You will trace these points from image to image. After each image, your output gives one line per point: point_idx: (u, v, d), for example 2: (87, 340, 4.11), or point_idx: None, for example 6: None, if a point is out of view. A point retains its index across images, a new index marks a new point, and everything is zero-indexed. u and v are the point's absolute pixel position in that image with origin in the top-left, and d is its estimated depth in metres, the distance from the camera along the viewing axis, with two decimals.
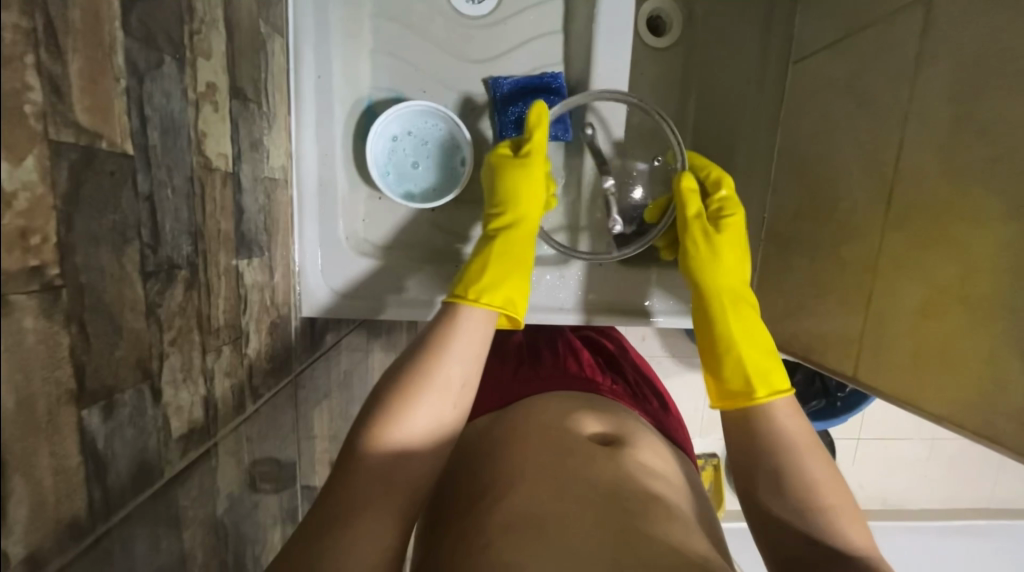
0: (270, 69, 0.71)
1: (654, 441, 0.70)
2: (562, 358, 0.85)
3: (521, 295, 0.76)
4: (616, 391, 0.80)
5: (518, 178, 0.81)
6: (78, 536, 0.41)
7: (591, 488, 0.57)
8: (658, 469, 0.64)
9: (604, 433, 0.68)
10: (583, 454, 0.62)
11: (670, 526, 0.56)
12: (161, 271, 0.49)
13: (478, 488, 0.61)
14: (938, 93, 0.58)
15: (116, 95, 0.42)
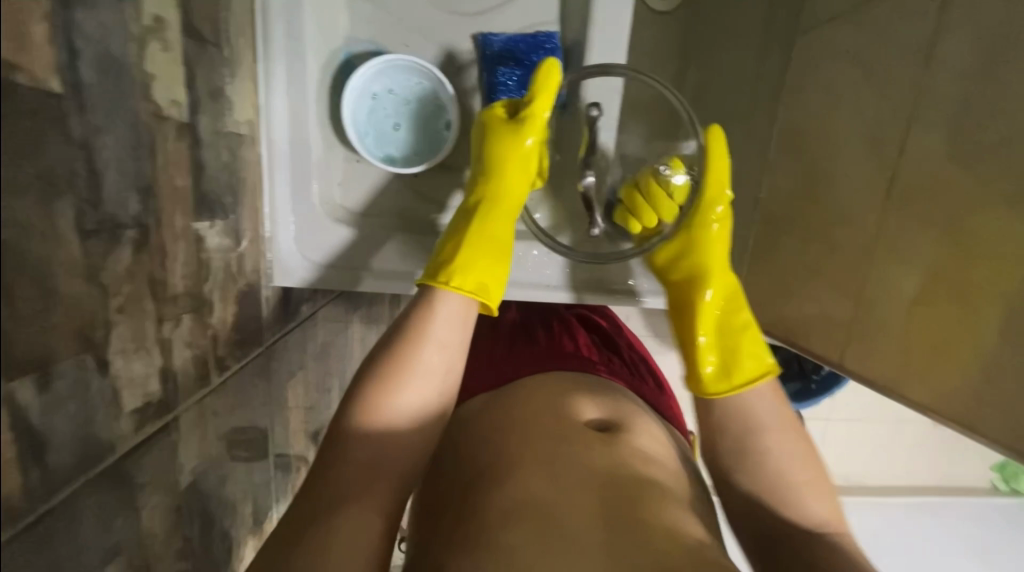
0: (232, 9, 0.64)
1: (651, 423, 0.68)
2: (556, 338, 0.81)
3: (500, 271, 0.70)
4: (613, 370, 0.79)
5: (510, 147, 0.74)
6: (13, 518, 0.37)
7: (585, 473, 0.55)
8: (657, 455, 0.62)
9: (602, 419, 0.65)
10: (578, 441, 0.58)
11: (667, 508, 0.54)
12: (103, 230, 0.44)
13: (467, 479, 0.58)
14: (951, 70, 0.55)
15: (36, 19, 0.36)
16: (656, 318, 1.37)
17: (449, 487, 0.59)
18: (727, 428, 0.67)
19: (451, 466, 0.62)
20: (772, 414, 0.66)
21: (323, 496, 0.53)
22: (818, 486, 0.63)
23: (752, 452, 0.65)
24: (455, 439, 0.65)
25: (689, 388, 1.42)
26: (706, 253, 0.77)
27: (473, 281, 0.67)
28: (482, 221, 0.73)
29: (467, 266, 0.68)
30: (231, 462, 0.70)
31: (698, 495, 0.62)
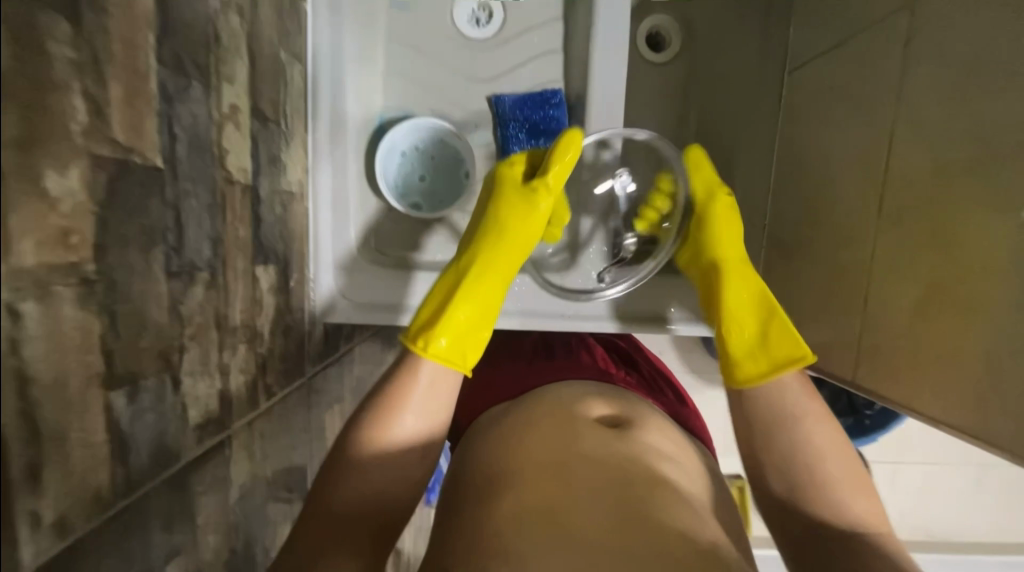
0: (289, 93, 0.78)
1: (663, 422, 0.70)
2: (574, 352, 0.86)
3: (480, 337, 0.73)
4: (630, 382, 0.81)
5: (517, 209, 0.80)
6: (103, 507, 0.45)
7: (600, 473, 0.57)
8: (668, 452, 0.64)
9: (612, 415, 0.69)
10: (590, 440, 0.61)
11: (680, 512, 0.55)
12: (183, 272, 0.55)
13: (483, 478, 0.61)
14: (924, 98, 0.59)
15: (149, 115, 0.48)
16: (683, 351, 1.37)
17: (463, 482, 0.63)
18: (759, 421, 0.69)
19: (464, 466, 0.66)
20: (803, 405, 0.68)
21: (343, 487, 0.60)
22: (853, 483, 0.63)
23: (785, 445, 0.66)
24: (473, 439, 0.70)
25: (724, 423, 1.39)
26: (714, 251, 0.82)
27: (456, 347, 0.70)
28: (480, 272, 0.77)
29: (450, 329, 0.70)
30: (274, 482, 0.77)
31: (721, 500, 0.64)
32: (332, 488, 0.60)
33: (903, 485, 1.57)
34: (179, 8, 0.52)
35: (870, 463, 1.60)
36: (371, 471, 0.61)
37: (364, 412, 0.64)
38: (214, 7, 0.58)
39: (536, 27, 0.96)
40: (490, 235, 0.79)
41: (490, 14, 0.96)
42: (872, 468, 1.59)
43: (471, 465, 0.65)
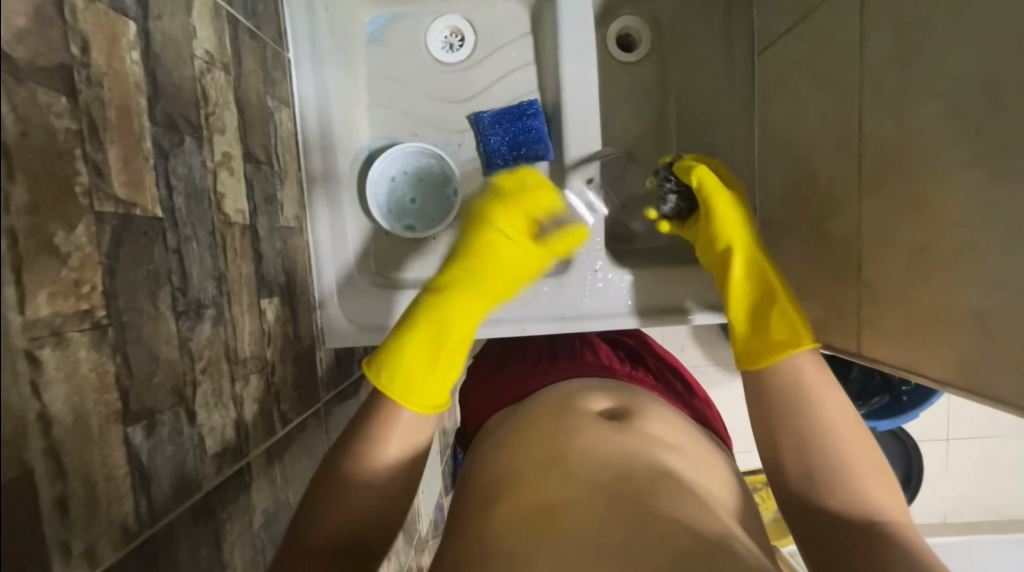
0: (279, 136, 0.83)
1: (662, 411, 0.73)
2: (579, 352, 0.87)
3: (453, 369, 0.70)
4: (634, 375, 0.84)
5: (505, 255, 0.78)
6: (130, 536, 0.48)
7: (601, 467, 0.60)
8: (670, 442, 0.67)
9: (612, 409, 0.73)
10: (592, 434, 0.65)
11: (682, 502, 0.56)
12: (190, 310, 0.59)
13: (493, 479, 0.64)
14: (888, 60, 0.59)
15: (147, 170, 0.53)
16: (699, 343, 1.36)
17: (473, 486, 0.66)
18: (775, 407, 0.70)
19: (474, 470, 0.69)
20: (821, 389, 0.68)
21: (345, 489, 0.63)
22: (874, 471, 0.65)
23: (802, 435, 0.67)
24: (484, 443, 0.74)
25: None
26: (728, 233, 0.79)
27: (424, 389, 0.68)
28: (462, 318, 0.73)
29: (416, 369, 0.68)
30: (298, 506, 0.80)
31: (726, 485, 0.67)
32: (333, 492, 0.63)
33: (952, 459, 1.53)
34: (167, 72, 0.57)
35: (913, 442, 1.52)
36: (377, 470, 0.64)
37: (366, 418, 0.67)
38: (200, 67, 0.63)
39: (507, 43, 1.00)
40: (469, 264, 0.77)
41: (461, 39, 1.00)
42: (916, 446, 1.51)
43: (481, 470, 0.68)
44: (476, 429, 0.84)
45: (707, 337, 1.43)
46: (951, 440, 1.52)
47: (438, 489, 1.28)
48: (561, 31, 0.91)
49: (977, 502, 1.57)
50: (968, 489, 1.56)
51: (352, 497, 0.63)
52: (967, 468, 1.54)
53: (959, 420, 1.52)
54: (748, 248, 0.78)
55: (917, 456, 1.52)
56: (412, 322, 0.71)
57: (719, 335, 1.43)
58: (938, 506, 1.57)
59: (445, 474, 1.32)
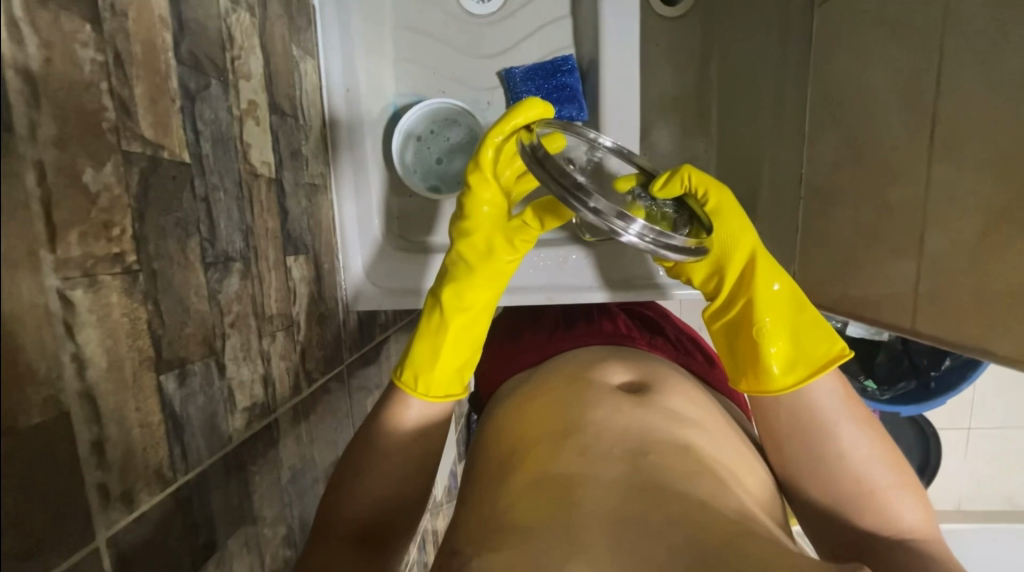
0: (304, 88, 0.80)
1: (686, 385, 0.71)
2: (596, 320, 0.86)
3: (463, 357, 0.71)
4: (653, 344, 0.82)
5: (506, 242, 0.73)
6: (165, 483, 0.49)
7: (619, 440, 0.59)
8: (693, 419, 0.65)
9: (631, 380, 0.71)
10: (611, 407, 0.63)
11: (703, 480, 0.55)
12: (218, 262, 0.57)
13: (504, 448, 0.63)
14: (977, 4, 0.53)
15: (173, 112, 0.50)
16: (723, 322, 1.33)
17: (487, 455, 0.65)
18: (789, 435, 0.66)
19: (486, 435, 0.69)
20: (839, 413, 0.64)
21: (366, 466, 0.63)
22: (903, 488, 0.62)
23: (814, 460, 0.64)
24: (496, 409, 0.74)
25: None
26: (732, 251, 0.72)
27: (440, 372, 0.68)
28: (465, 314, 0.71)
29: (427, 349, 0.70)
30: (322, 464, 0.80)
31: (746, 464, 0.65)
32: (355, 469, 0.63)
33: (973, 450, 1.50)
34: (191, 8, 0.54)
35: (934, 429, 1.48)
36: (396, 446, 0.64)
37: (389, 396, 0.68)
38: (225, 6, 0.60)
39: None
40: (478, 257, 0.73)
41: None
42: (936, 432, 1.48)
43: (493, 437, 0.67)
44: (490, 393, 0.83)
45: None
46: (973, 430, 1.48)
47: (453, 455, 1.29)
48: None
49: (994, 493, 1.54)
50: (986, 480, 1.53)
51: (370, 463, 0.63)
52: (987, 458, 1.51)
53: (985, 410, 1.47)
54: (767, 265, 0.71)
55: (935, 442, 1.48)
56: (425, 329, 0.71)
57: None
58: (953, 496, 1.54)
59: (459, 441, 1.34)
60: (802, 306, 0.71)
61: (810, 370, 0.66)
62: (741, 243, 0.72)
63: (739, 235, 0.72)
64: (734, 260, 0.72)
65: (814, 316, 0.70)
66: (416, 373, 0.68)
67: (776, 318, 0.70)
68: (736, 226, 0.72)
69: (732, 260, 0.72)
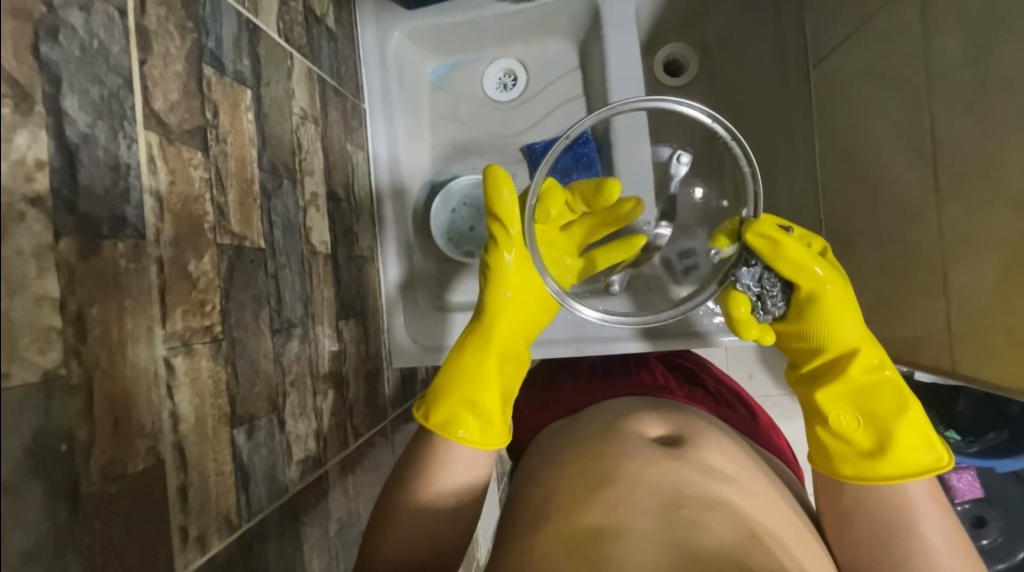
0: (355, 175, 0.94)
1: (722, 439, 0.70)
2: (633, 371, 0.88)
3: (489, 404, 0.70)
4: (692, 397, 0.82)
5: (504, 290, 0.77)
6: (232, 528, 0.55)
7: (654, 493, 0.58)
8: (729, 474, 0.63)
9: (667, 434, 0.70)
10: (642, 457, 0.63)
11: (742, 541, 0.53)
12: (283, 329, 0.67)
13: (538, 502, 0.63)
14: (957, 61, 0.57)
15: (255, 209, 0.62)
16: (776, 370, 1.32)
17: (518, 506, 0.66)
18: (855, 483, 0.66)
19: (518, 485, 0.71)
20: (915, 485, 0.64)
21: (405, 518, 0.64)
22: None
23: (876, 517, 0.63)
24: (531, 458, 0.75)
25: None
26: (832, 335, 0.71)
27: (449, 404, 0.69)
28: (490, 362, 0.73)
29: (461, 393, 0.70)
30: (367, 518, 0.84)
31: (791, 526, 0.61)
32: (390, 518, 0.64)
33: None
34: (271, 127, 0.68)
35: None
36: (440, 502, 0.65)
37: (424, 443, 0.68)
38: (296, 121, 0.74)
39: (557, 79, 1.07)
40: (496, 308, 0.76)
41: (515, 78, 1.08)
42: None
43: (525, 487, 0.69)
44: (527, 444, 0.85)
45: (776, 363, 1.34)
46: None
47: (497, 515, 1.27)
48: (608, 63, 0.95)
49: None
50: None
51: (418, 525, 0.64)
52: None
53: None
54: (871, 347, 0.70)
55: None
56: (446, 372, 0.73)
57: None
58: None
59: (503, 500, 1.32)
60: (903, 401, 0.68)
61: (890, 473, 0.65)
62: (837, 314, 0.70)
63: (839, 320, 0.71)
64: (822, 336, 0.72)
65: (917, 416, 0.67)
66: (439, 412, 0.69)
67: (856, 402, 0.69)
68: (826, 292, 0.71)
69: (832, 340, 0.71)
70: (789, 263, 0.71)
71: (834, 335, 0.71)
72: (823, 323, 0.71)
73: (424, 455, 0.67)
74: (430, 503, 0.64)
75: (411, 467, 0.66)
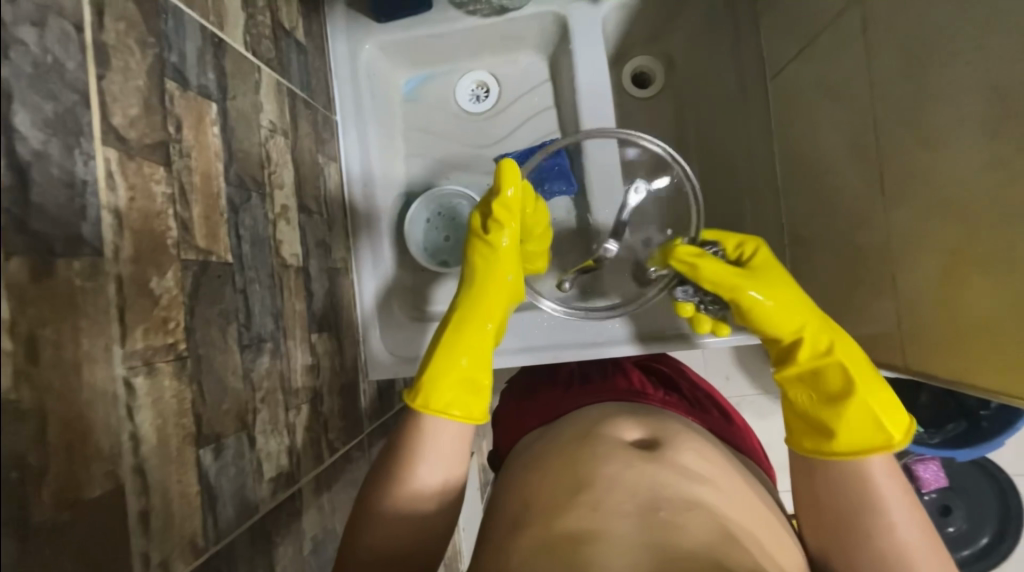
0: (328, 187, 0.93)
1: (698, 442, 0.71)
2: (610, 376, 0.88)
3: (474, 374, 0.73)
4: (668, 401, 0.83)
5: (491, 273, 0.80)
6: (198, 551, 0.53)
7: (630, 496, 0.59)
8: (704, 476, 0.64)
9: (643, 438, 0.71)
10: (619, 461, 0.64)
11: (714, 539, 0.54)
12: (253, 344, 0.66)
13: (515, 511, 0.63)
14: (894, 76, 0.62)
15: (221, 224, 0.62)
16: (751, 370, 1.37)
17: (496, 516, 0.65)
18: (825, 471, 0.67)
19: (495, 496, 0.71)
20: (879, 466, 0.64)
21: (382, 530, 0.63)
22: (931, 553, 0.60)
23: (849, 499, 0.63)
24: (509, 468, 0.75)
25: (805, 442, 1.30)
26: (778, 325, 0.75)
27: (435, 370, 0.72)
28: (472, 336, 0.75)
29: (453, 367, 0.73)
30: None
31: (765, 524, 0.62)
32: (367, 531, 0.63)
33: None
34: (239, 141, 0.67)
35: (1008, 478, 1.34)
36: (417, 515, 0.64)
37: (400, 450, 0.67)
38: (265, 134, 0.74)
39: (529, 91, 1.09)
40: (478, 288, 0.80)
41: (487, 90, 1.10)
42: (1012, 482, 1.33)
43: (502, 497, 0.68)
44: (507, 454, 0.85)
45: (748, 364, 1.38)
46: None
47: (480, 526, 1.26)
48: (577, 75, 0.98)
49: None
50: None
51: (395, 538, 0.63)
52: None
53: None
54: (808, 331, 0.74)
55: (1014, 493, 1.33)
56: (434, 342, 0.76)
57: (764, 361, 1.37)
58: None
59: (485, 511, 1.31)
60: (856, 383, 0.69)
61: (844, 449, 0.66)
62: (775, 311, 0.75)
63: (779, 313, 0.75)
64: (770, 326, 0.76)
65: (870, 395, 0.68)
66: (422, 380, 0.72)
67: (810, 386, 0.72)
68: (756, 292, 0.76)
69: (774, 330, 0.75)
70: (710, 279, 0.77)
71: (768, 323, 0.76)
72: (755, 315, 0.76)
73: (398, 465, 0.66)
74: (404, 517, 0.63)
75: (387, 476, 0.65)
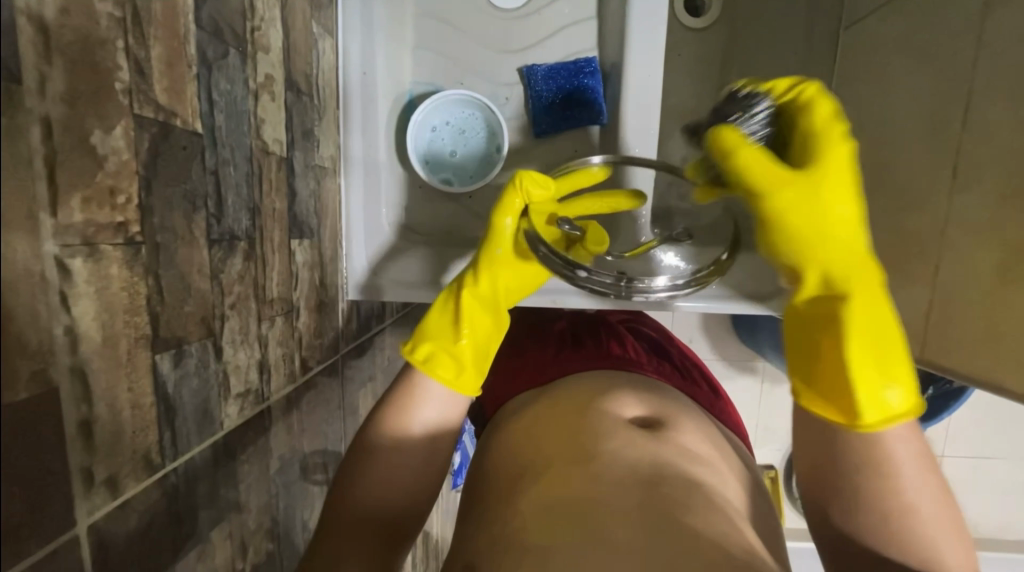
0: (321, 67, 0.77)
1: (697, 422, 0.69)
2: (603, 342, 0.84)
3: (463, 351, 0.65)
4: (661, 372, 0.81)
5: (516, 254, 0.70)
6: (152, 469, 0.46)
7: (632, 472, 0.56)
8: (703, 457, 0.62)
9: (644, 416, 0.67)
10: (622, 437, 0.60)
11: (713, 519, 0.52)
12: (223, 240, 0.55)
13: (512, 472, 0.60)
14: (1013, 41, 0.54)
15: (189, 80, 0.48)
16: (723, 340, 1.39)
17: (492, 477, 0.63)
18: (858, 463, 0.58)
19: (488, 456, 0.67)
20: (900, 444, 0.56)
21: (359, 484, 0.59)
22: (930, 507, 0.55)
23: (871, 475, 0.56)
24: (501, 428, 0.71)
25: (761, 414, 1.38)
26: (837, 240, 0.55)
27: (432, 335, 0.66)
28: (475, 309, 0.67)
29: (430, 332, 0.66)
30: (311, 456, 0.77)
31: (760, 512, 0.61)
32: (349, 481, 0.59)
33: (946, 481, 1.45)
34: None
35: None
36: (396, 476, 0.60)
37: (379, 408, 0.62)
38: None
39: None
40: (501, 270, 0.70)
41: None
42: None
43: (497, 459, 0.65)
44: (495, 411, 0.81)
45: (721, 332, 1.40)
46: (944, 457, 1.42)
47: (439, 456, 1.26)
48: None
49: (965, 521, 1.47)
50: (984, 515, 1.46)
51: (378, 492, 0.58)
52: (983, 495, 1.45)
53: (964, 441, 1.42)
54: (813, 265, 0.56)
55: None
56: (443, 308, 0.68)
57: (732, 330, 1.40)
58: None
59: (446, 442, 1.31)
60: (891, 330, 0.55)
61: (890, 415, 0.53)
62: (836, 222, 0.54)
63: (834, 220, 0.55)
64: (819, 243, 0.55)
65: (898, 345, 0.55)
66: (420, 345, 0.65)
67: (868, 331, 0.55)
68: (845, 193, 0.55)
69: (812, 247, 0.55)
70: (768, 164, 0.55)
71: (792, 235, 0.56)
72: (823, 242, 0.55)
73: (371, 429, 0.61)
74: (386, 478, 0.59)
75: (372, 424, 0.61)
